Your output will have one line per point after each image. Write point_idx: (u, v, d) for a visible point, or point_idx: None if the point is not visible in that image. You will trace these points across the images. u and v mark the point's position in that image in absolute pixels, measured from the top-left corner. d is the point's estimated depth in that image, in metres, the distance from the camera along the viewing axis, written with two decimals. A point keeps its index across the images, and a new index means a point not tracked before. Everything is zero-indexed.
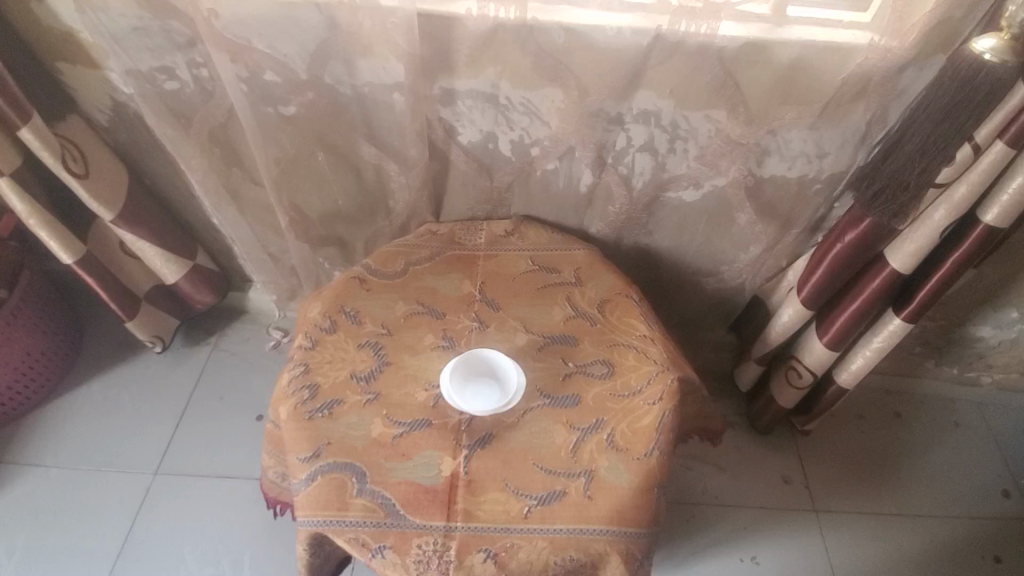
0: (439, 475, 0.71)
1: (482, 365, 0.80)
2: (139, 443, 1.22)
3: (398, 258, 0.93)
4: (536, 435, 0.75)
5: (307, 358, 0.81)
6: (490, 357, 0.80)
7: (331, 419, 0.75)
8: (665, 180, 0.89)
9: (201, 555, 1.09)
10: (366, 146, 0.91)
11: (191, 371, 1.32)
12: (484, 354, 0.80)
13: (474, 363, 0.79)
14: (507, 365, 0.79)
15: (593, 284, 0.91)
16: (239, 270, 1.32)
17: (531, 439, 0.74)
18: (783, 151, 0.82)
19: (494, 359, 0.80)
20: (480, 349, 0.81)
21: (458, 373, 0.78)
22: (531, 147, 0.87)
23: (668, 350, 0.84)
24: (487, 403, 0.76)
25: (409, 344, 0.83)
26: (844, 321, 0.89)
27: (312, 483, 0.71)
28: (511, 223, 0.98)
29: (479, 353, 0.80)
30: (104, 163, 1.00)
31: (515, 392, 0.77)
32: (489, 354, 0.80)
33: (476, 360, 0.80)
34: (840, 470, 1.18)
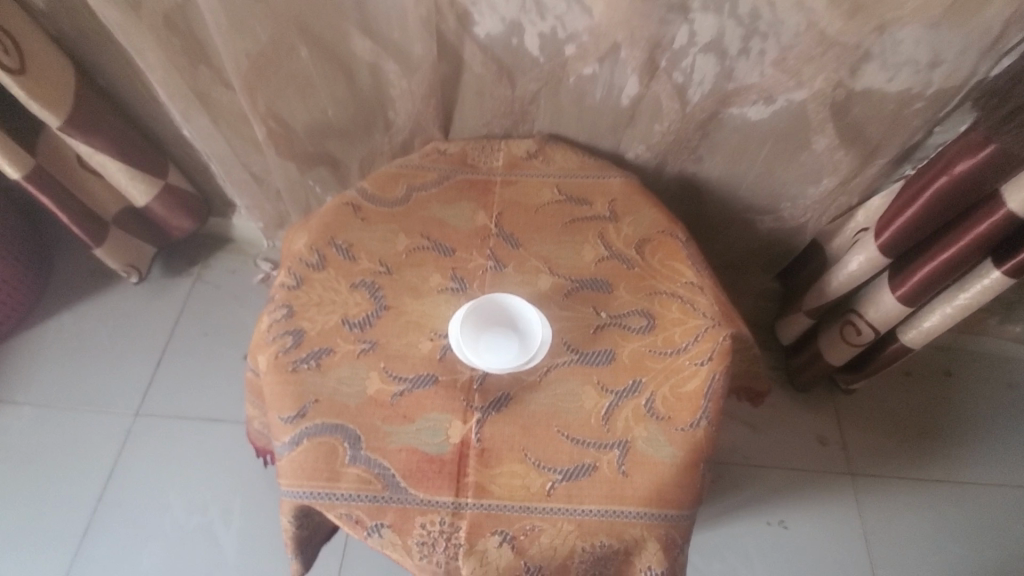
0: (447, 442, 0.60)
1: (501, 312, 0.66)
2: (119, 382, 1.12)
3: (398, 181, 0.78)
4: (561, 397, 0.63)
5: (290, 300, 0.68)
6: (512, 303, 0.66)
7: (319, 372, 0.63)
8: (729, 92, 0.72)
9: (188, 502, 1.02)
10: (359, 39, 0.73)
11: (172, 304, 1.21)
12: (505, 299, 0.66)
13: (492, 310, 0.66)
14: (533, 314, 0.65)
15: (630, 219, 0.76)
16: (220, 193, 1.16)
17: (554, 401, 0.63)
18: (887, 55, 0.64)
19: (517, 304, 0.66)
20: (497, 294, 0.66)
21: (470, 322, 0.65)
22: (565, 44, 0.70)
23: (721, 301, 0.70)
24: (502, 359, 0.63)
25: (412, 285, 0.70)
26: (930, 273, 0.74)
27: (297, 448, 0.59)
28: (534, 142, 0.82)
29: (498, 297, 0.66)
30: (43, 57, 0.82)
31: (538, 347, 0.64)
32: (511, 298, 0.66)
33: (495, 306, 0.66)
34: (880, 431, 1.09)
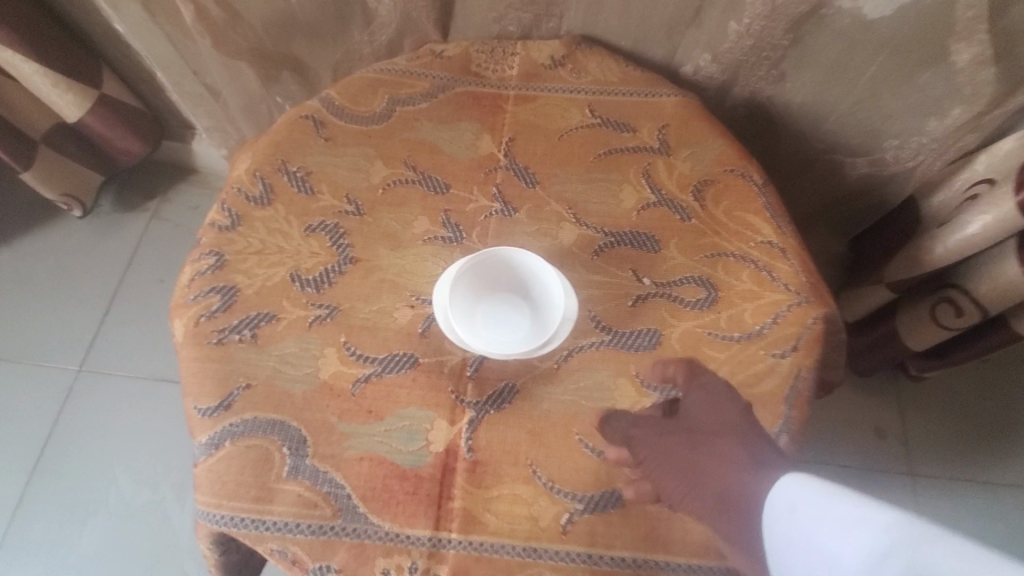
0: (427, 452, 0.44)
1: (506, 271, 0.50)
2: (61, 331, 0.96)
3: (377, 90, 0.59)
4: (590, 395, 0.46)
5: (221, 245, 0.50)
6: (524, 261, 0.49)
7: (255, 347, 0.46)
8: None
9: (136, 475, 0.88)
10: None
11: (125, 243, 1.03)
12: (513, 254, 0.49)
13: (495, 270, 0.50)
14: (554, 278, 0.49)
15: (688, 153, 0.56)
16: (175, 111, 0.97)
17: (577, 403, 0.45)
18: None
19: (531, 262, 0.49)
20: (502, 250, 0.49)
21: (465, 283, 0.49)
22: None
23: (810, 272, 0.51)
24: (506, 340, 0.48)
25: (389, 231, 0.52)
26: None
27: (217, 453, 0.43)
28: (561, 45, 0.61)
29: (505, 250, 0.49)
30: None
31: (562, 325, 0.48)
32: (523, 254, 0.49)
33: (501, 264, 0.50)
34: (950, 425, 0.92)
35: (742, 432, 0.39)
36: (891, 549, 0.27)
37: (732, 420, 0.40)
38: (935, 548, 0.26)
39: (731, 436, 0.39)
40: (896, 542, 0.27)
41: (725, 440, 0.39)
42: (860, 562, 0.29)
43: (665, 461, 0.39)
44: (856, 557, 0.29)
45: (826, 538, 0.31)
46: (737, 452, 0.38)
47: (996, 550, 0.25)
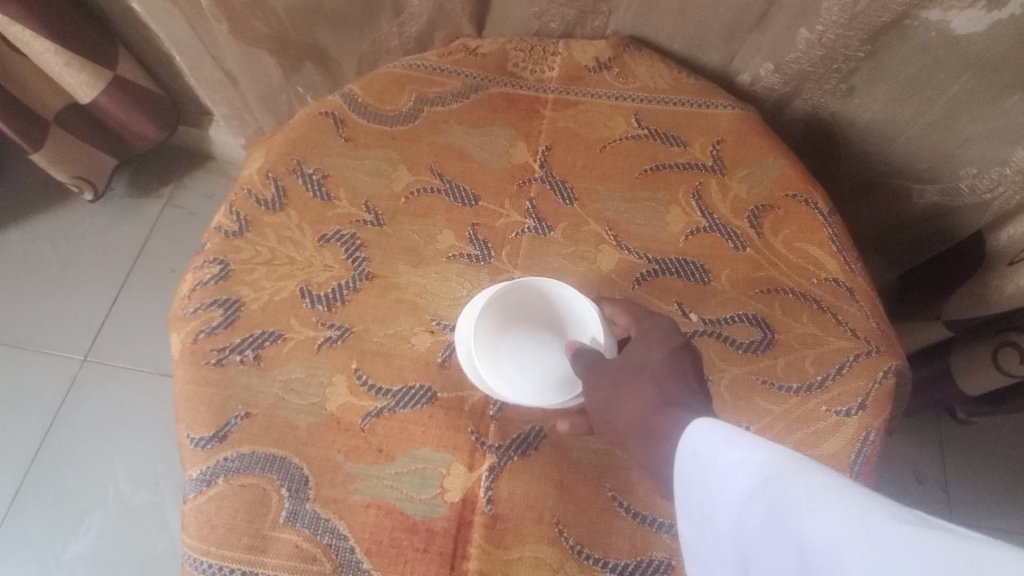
0: (441, 502, 0.39)
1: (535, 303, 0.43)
2: (66, 319, 0.93)
3: (404, 88, 0.53)
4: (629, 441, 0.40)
5: (226, 253, 0.46)
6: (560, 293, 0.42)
7: (257, 371, 0.42)
8: None
9: (136, 472, 0.85)
10: None
11: (136, 230, 1.00)
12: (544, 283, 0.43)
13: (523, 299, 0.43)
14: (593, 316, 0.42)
15: (744, 173, 0.50)
16: (192, 96, 0.92)
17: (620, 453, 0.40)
18: None
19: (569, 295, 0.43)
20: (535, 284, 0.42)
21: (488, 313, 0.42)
22: None
23: (879, 317, 0.46)
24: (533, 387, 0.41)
25: (410, 246, 0.47)
26: None
27: (210, 490, 0.39)
28: (608, 46, 0.56)
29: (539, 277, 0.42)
30: None
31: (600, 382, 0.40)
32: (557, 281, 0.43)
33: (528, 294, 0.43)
34: (996, 473, 0.85)
35: (663, 373, 0.37)
36: (766, 481, 0.25)
37: (656, 360, 0.38)
38: (801, 479, 0.24)
39: (651, 376, 0.37)
40: (770, 475, 0.25)
41: (653, 373, 0.38)
42: (738, 501, 0.27)
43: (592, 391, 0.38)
44: (736, 494, 0.27)
45: (713, 474, 0.29)
46: (653, 391, 0.37)
47: (858, 490, 0.22)
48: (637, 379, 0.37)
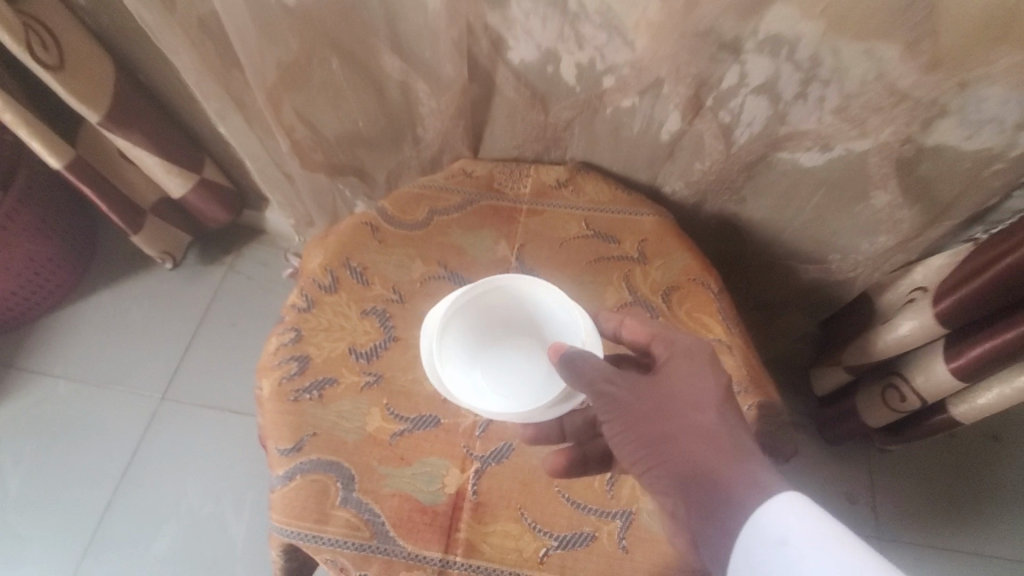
0: (442, 492, 0.58)
1: (491, 320, 0.65)
2: (147, 365, 1.15)
3: (420, 203, 0.76)
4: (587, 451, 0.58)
5: (299, 323, 0.67)
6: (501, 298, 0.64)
7: (320, 405, 0.63)
8: (781, 137, 0.65)
9: (202, 490, 1.05)
10: (390, 59, 0.71)
11: (203, 292, 1.23)
12: (481, 297, 0.64)
13: (478, 323, 0.65)
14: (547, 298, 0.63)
15: (659, 263, 0.71)
16: (254, 187, 1.17)
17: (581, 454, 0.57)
18: (968, 112, 0.56)
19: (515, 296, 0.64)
20: (505, 296, 0.64)
21: (452, 344, 0.63)
22: (603, 76, 0.65)
23: (750, 367, 0.65)
24: (525, 390, 0.62)
25: (424, 318, 0.68)
26: (987, 351, 0.67)
27: (290, 483, 0.59)
28: (565, 170, 0.78)
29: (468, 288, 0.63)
30: (86, 55, 0.82)
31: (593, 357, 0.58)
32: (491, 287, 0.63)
33: (477, 316, 0.64)
34: (913, 493, 1.02)
35: (715, 400, 0.53)
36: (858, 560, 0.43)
37: (707, 389, 0.54)
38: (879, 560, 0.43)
39: (704, 400, 0.53)
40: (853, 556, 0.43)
41: (703, 399, 0.53)
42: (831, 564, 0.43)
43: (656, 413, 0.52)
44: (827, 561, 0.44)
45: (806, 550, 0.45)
46: (712, 421, 0.52)
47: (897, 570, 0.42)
48: (698, 406, 0.53)
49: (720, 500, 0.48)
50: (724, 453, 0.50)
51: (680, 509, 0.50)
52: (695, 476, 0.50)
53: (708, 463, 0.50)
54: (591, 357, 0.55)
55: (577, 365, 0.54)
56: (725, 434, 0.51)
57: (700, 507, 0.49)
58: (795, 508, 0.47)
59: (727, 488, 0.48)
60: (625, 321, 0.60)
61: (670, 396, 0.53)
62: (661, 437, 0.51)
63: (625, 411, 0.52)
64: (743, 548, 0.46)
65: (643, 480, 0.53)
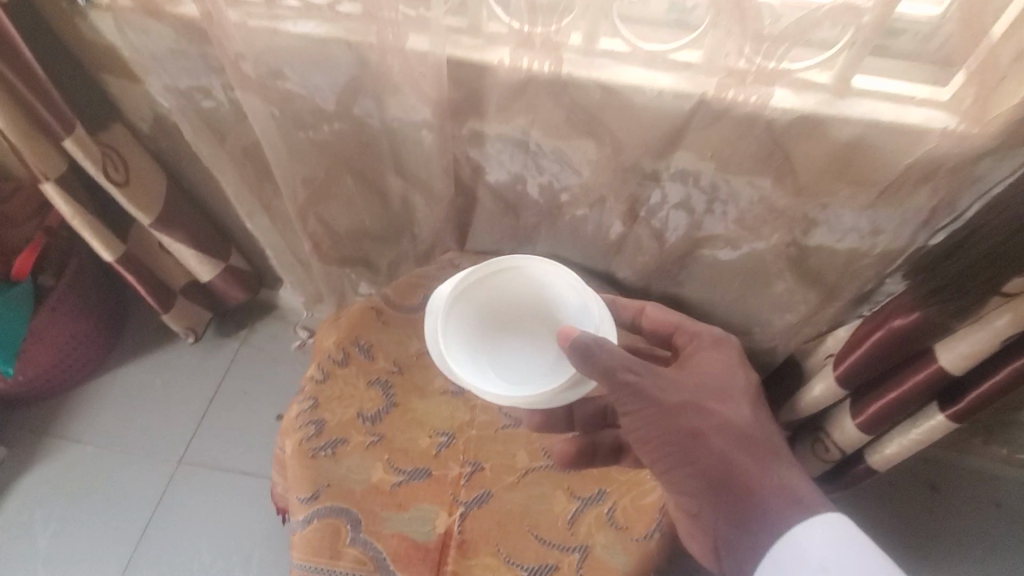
0: (433, 532, 0.72)
1: (493, 316, 0.73)
2: (168, 431, 1.27)
3: (417, 289, 0.89)
4: (597, 441, 0.72)
5: (316, 393, 0.81)
6: (501, 290, 0.74)
7: (332, 460, 0.76)
8: (700, 238, 0.83)
9: (215, 546, 1.15)
10: (394, 178, 0.90)
11: (220, 363, 1.36)
12: (480, 292, 0.74)
13: (480, 319, 0.73)
14: (545, 282, 0.74)
15: None
16: (271, 270, 1.34)
17: (591, 445, 0.71)
18: (833, 223, 0.73)
19: (519, 289, 0.74)
20: (503, 299, 0.74)
21: (459, 340, 0.72)
22: (560, 193, 0.84)
23: None
24: (536, 373, 0.69)
25: (419, 386, 0.82)
26: (882, 407, 0.79)
27: (308, 525, 0.72)
28: None
29: (466, 286, 0.73)
30: (145, 171, 1.01)
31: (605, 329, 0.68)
32: (487, 282, 0.74)
33: (479, 314, 0.73)
34: None
35: (742, 387, 0.65)
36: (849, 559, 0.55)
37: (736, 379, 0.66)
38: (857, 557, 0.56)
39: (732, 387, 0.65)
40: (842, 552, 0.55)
41: (730, 387, 0.65)
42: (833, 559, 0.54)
43: (697, 402, 0.62)
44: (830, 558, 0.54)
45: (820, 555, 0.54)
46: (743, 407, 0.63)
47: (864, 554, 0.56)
48: (730, 396, 0.64)
49: (760, 480, 0.58)
50: (750, 458, 0.59)
51: (708, 506, 0.59)
52: (724, 478, 0.59)
53: (736, 466, 0.59)
54: (603, 342, 0.61)
55: (589, 350, 0.61)
56: (752, 440, 0.60)
57: (729, 508, 0.58)
58: (839, 526, 0.56)
59: (756, 493, 0.57)
60: (642, 311, 0.77)
61: (700, 398, 0.62)
62: (692, 436, 0.60)
63: (656, 407, 0.61)
64: (775, 556, 0.55)
65: (675, 476, 0.61)
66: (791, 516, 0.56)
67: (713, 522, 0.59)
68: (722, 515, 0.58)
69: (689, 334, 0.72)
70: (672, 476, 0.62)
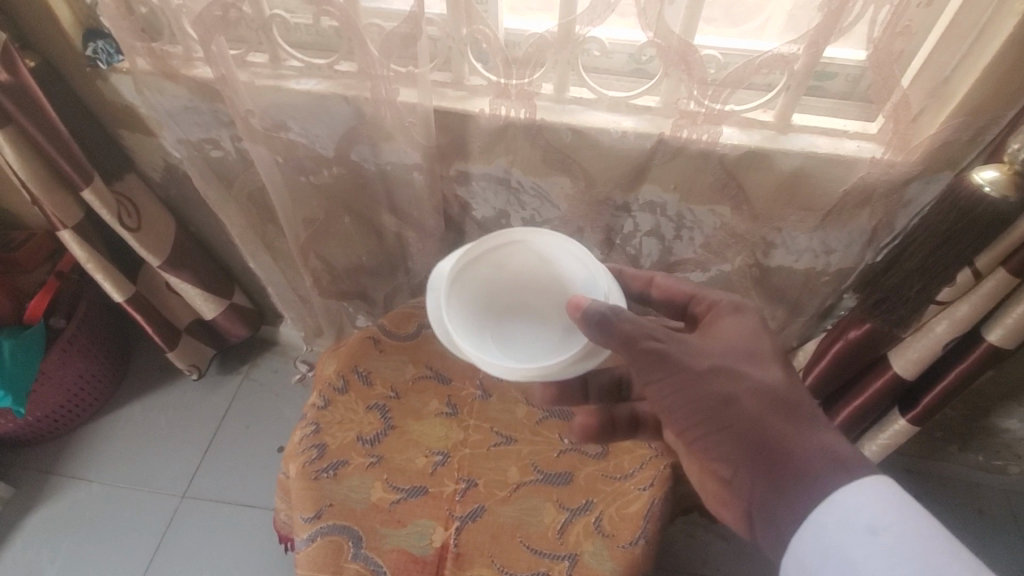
0: (430, 546, 0.76)
1: (497, 294, 0.71)
2: (172, 466, 1.30)
3: (411, 320, 0.96)
4: (615, 416, 0.79)
5: (318, 418, 0.86)
6: (504, 267, 0.72)
7: (334, 481, 0.80)
8: (672, 263, 0.90)
9: None
10: (388, 216, 0.98)
11: (223, 399, 1.40)
12: (483, 270, 0.72)
13: (485, 298, 0.71)
14: (551, 256, 0.72)
15: None
16: (272, 307, 1.40)
17: (610, 419, 0.78)
18: (789, 245, 0.80)
19: (522, 265, 0.72)
20: (507, 274, 0.72)
21: (462, 319, 0.69)
22: (542, 225, 0.92)
23: None
24: (545, 350, 0.67)
25: (415, 409, 0.88)
26: (849, 415, 0.84)
27: (312, 543, 0.76)
28: None
29: (468, 262, 0.71)
30: (156, 217, 1.08)
31: (615, 296, 0.67)
32: (491, 259, 0.72)
33: (481, 290, 0.71)
34: None
35: (773, 350, 0.59)
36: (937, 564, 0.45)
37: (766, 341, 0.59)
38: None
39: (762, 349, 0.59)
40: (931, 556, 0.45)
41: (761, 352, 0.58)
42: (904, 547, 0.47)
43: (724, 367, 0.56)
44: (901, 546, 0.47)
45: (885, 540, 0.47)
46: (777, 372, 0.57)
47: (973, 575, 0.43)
48: (761, 358, 0.58)
49: (801, 448, 0.52)
50: (785, 421, 0.54)
51: (742, 472, 0.54)
52: (758, 442, 0.53)
53: (771, 430, 0.53)
54: (620, 312, 0.58)
55: (606, 321, 0.57)
56: (787, 402, 0.55)
57: (765, 474, 0.53)
58: (885, 494, 0.49)
59: (794, 458, 0.52)
60: (652, 280, 0.73)
61: (729, 361, 0.57)
62: (721, 401, 0.55)
63: (681, 372, 0.56)
64: (816, 522, 0.50)
65: (703, 444, 0.56)
66: (833, 482, 0.50)
67: (746, 490, 0.54)
68: (759, 482, 0.53)
69: (708, 301, 0.66)
70: (700, 444, 0.57)
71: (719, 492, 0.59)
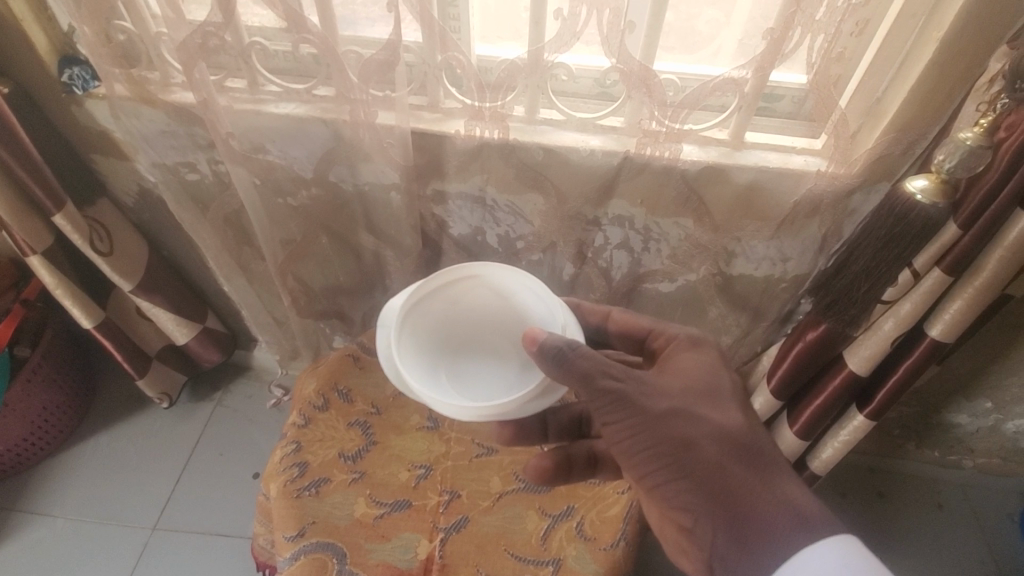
0: (415, 558, 0.76)
1: (451, 330, 0.71)
2: (141, 498, 1.26)
3: None
4: (571, 455, 0.75)
5: (299, 436, 0.86)
6: (458, 301, 0.71)
7: (317, 498, 0.81)
8: (642, 274, 0.94)
9: None
10: (366, 235, 1.00)
11: (195, 426, 1.37)
12: (437, 304, 0.70)
13: (439, 335, 0.70)
14: (509, 291, 0.71)
15: None
16: (245, 330, 1.38)
17: (567, 458, 0.73)
18: (748, 255, 0.86)
19: (480, 299, 0.72)
20: (461, 309, 0.71)
21: (415, 357, 0.67)
22: (516, 240, 0.95)
23: None
24: (500, 388, 0.67)
25: (396, 424, 0.89)
26: (812, 413, 0.88)
27: (295, 562, 0.76)
28: None
29: (420, 297, 0.69)
30: (127, 241, 1.07)
31: (572, 330, 0.66)
32: (445, 293, 0.71)
33: (436, 326, 0.70)
34: None
35: (727, 393, 0.62)
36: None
37: (722, 384, 0.62)
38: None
39: (715, 390, 0.62)
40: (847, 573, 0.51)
41: (718, 395, 0.61)
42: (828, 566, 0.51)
43: (684, 409, 0.59)
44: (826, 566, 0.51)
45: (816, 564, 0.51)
46: (734, 416, 0.60)
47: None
48: (718, 402, 0.61)
49: (758, 497, 0.55)
50: (742, 465, 0.56)
51: (704, 521, 0.55)
52: (717, 490, 0.55)
53: (730, 476, 0.56)
54: (576, 347, 0.59)
55: (561, 354, 0.58)
56: (743, 446, 0.57)
57: (726, 523, 0.54)
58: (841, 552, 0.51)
59: (754, 509, 0.54)
60: (610, 315, 0.75)
61: (689, 403, 0.59)
62: (682, 445, 0.57)
63: (642, 417, 0.58)
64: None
65: (666, 491, 0.58)
66: (794, 537, 0.52)
67: (707, 539, 0.55)
68: (720, 533, 0.54)
69: (666, 337, 0.69)
70: (662, 490, 0.58)
71: (679, 539, 0.60)
